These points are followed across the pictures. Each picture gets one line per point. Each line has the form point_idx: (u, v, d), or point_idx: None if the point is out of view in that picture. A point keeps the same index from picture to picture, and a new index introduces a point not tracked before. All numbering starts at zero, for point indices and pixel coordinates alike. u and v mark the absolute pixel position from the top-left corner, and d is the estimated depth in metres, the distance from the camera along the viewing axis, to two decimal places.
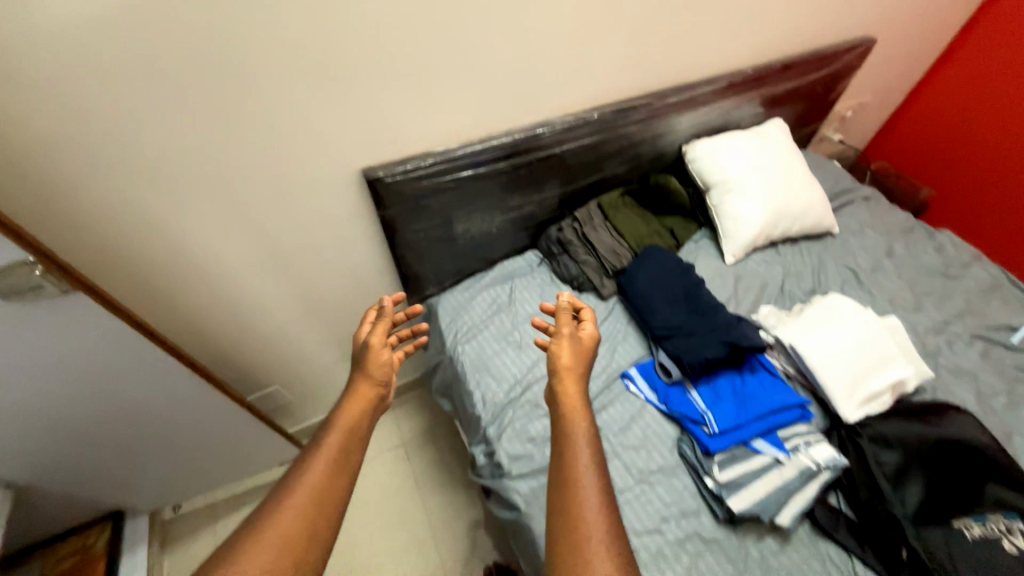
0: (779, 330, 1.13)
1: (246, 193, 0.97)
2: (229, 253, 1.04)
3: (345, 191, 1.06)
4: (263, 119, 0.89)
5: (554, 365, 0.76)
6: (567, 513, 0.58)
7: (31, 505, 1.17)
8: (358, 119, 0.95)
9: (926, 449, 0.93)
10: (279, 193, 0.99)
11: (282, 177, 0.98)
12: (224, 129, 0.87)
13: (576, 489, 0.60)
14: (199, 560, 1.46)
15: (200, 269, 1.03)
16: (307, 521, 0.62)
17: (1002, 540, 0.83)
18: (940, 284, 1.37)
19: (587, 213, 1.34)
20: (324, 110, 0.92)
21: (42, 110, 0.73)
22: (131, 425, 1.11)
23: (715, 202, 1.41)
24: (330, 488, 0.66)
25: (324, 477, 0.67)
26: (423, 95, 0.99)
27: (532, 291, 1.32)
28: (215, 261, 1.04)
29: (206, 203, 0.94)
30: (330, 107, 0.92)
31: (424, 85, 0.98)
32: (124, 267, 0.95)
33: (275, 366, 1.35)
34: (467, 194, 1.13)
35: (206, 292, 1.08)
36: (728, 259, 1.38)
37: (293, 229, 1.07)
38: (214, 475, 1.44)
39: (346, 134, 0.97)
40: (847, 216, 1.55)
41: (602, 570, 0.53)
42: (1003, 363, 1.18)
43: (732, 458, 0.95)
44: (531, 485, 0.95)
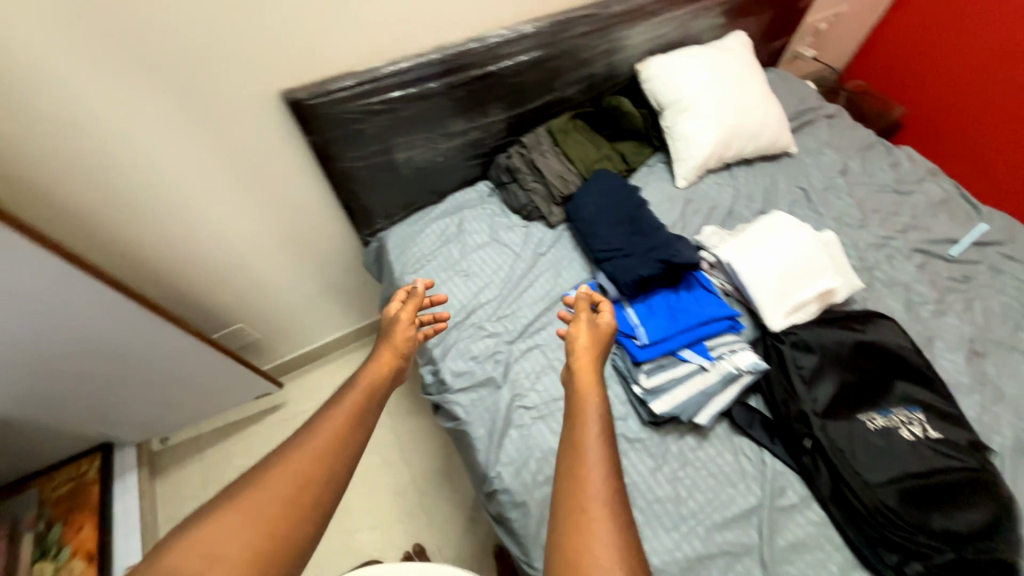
0: (717, 248, 1.16)
1: (166, 118, 0.94)
2: (160, 185, 1.02)
3: (276, 118, 1.04)
4: (167, 33, 0.84)
5: (570, 346, 0.80)
6: (572, 477, 0.59)
7: (18, 435, 1.26)
8: (273, 33, 0.91)
9: (842, 353, 0.99)
10: (201, 118, 0.97)
11: (201, 99, 0.94)
12: (126, 44, 0.83)
13: (583, 454, 0.61)
14: (189, 485, 1.58)
15: (132, 202, 1.02)
16: (324, 453, 0.66)
17: (900, 429, 0.90)
18: (891, 200, 1.37)
19: (535, 138, 1.31)
20: (233, 22, 0.88)
21: None
22: (91, 357, 1.15)
23: (668, 123, 1.38)
24: (344, 439, 0.69)
25: (352, 414, 0.72)
26: (341, 6, 0.94)
27: (482, 222, 1.32)
28: (145, 193, 1.02)
29: (123, 128, 0.91)
30: (239, 19, 0.88)
31: None
32: (48, 198, 0.94)
33: (235, 304, 1.36)
34: (402, 118, 1.11)
35: (144, 226, 1.07)
36: (679, 182, 1.37)
37: (224, 158, 1.05)
38: (193, 409, 1.51)
39: (263, 51, 0.93)
40: (807, 135, 1.52)
41: (600, 532, 0.53)
42: (937, 274, 1.22)
43: (659, 367, 1.00)
44: (470, 397, 1.02)
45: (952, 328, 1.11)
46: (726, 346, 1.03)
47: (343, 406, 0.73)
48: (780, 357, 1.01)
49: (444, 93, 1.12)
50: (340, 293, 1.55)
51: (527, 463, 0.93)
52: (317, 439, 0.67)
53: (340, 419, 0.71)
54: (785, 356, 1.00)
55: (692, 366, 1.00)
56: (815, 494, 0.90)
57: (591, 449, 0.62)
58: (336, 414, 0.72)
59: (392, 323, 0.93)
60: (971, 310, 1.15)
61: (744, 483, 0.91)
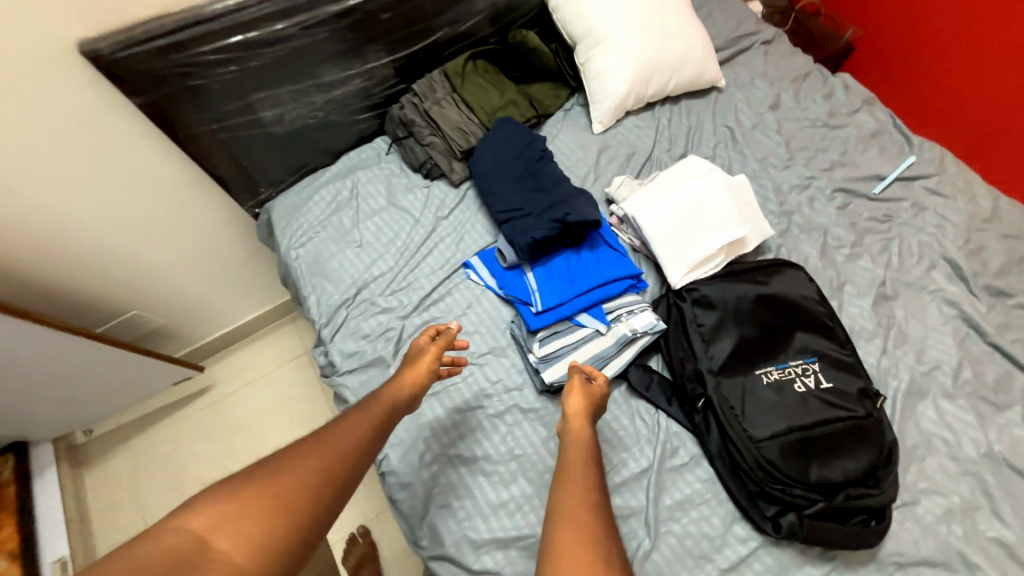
0: (625, 201, 1.07)
1: None
2: None
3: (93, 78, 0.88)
4: None
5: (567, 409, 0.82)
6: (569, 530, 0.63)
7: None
8: None
9: (742, 307, 0.95)
10: None
11: None
12: None
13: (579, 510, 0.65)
14: (119, 474, 1.55)
15: None
16: (326, 472, 0.62)
17: (793, 381, 0.88)
18: (820, 135, 1.27)
19: (427, 84, 1.17)
20: None
21: None
22: None
23: (580, 60, 1.24)
24: (348, 462, 0.64)
25: (362, 438, 0.68)
26: None
27: (378, 183, 1.19)
28: None
29: None
30: None
31: None
32: None
33: (119, 293, 1.25)
34: (253, 70, 0.97)
35: None
36: (595, 127, 1.24)
37: (43, 130, 0.90)
38: (107, 401, 1.45)
39: None
40: (740, 66, 1.39)
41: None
42: (858, 214, 1.16)
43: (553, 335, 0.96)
44: (360, 379, 0.97)
45: (865, 271, 1.07)
46: (625, 308, 0.98)
47: (352, 431, 0.69)
48: (681, 316, 0.97)
49: (302, 37, 0.98)
50: (246, 270, 1.44)
51: (414, 443, 0.90)
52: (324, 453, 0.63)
53: (349, 440, 0.67)
54: (685, 315, 0.96)
55: (588, 332, 0.96)
56: (705, 453, 0.89)
57: (591, 490, 0.69)
58: (345, 434, 0.67)
59: (416, 355, 0.83)
60: (888, 251, 1.10)
61: (636, 447, 0.90)
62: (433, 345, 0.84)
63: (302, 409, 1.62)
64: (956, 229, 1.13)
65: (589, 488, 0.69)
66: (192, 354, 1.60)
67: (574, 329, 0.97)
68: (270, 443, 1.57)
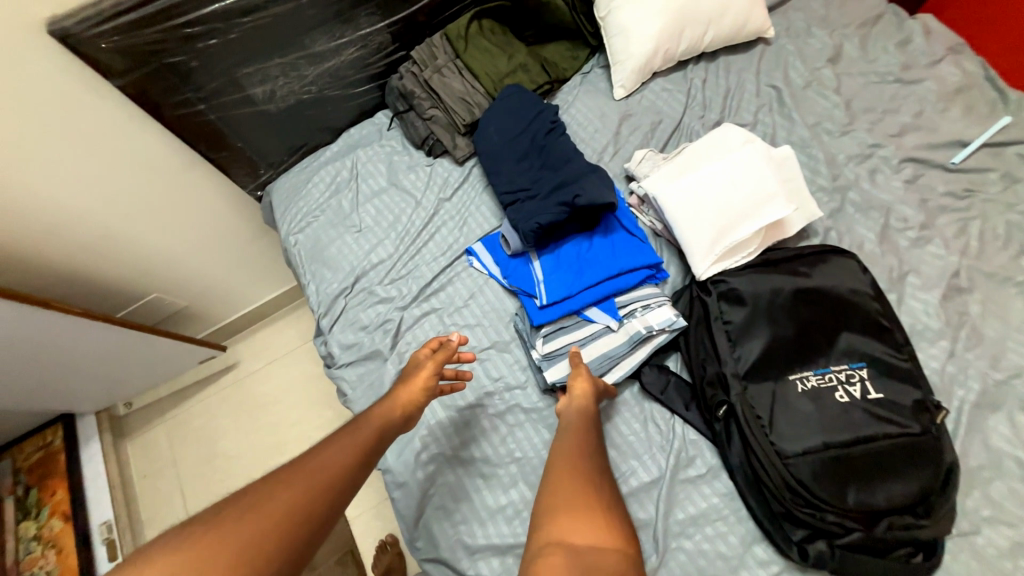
0: (646, 179, 0.95)
1: None
2: None
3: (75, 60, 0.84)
4: None
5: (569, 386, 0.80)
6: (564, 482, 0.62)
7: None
8: None
9: (777, 302, 0.83)
10: None
11: None
12: None
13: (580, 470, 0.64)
14: (158, 444, 1.65)
15: None
16: (303, 503, 0.54)
17: (834, 390, 0.77)
18: (889, 93, 1.07)
19: (428, 51, 1.06)
20: None
21: None
22: None
23: (600, 13, 1.08)
24: (329, 489, 0.57)
25: (347, 464, 0.61)
26: None
27: (379, 162, 1.11)
28: None
29: None
30: None
31: None
32: None
33: (138, 278, 1.27)
34: (235, 42, 0.90)
35: None
36: (616, 92, 1.10)
37: (34, 117, 0.88)
38: (140, 379, 1.52)
39: None
40: (793, 11, 1.18)
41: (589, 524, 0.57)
42: (930, 189, 0.97)
43: (559, 331, 0.88)
44: (358, 372, 0.94)
45: (934, 259, 0.91)
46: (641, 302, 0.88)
47: (343, 451, 0.63)
48: (704, 313, 0.86)
49: (285, 2, 0.89)
50: (258, 252, 1.43)
51: (410, 441, 0.87)
52: (310, 477, 0.57)
53: (337, 464, 0.60)
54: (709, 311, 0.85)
55: (597, 328, 0.87)
56: (725, 464, 0.80)
57: (584, 471, 0.64)
58: (335, 456, 0.61)
59: (412, 370, 0.78)
60: (966, 235, 0.92)
61: (647, 455, 0.82)
62: (433, 356, 0.79)
63: (319, 389, 1.63)
64: None
65: (587, 454, 0.68)
66: (217, 333, 1.65)
67: (582, 324, 0.88)
68: (290, 421, 1.60)
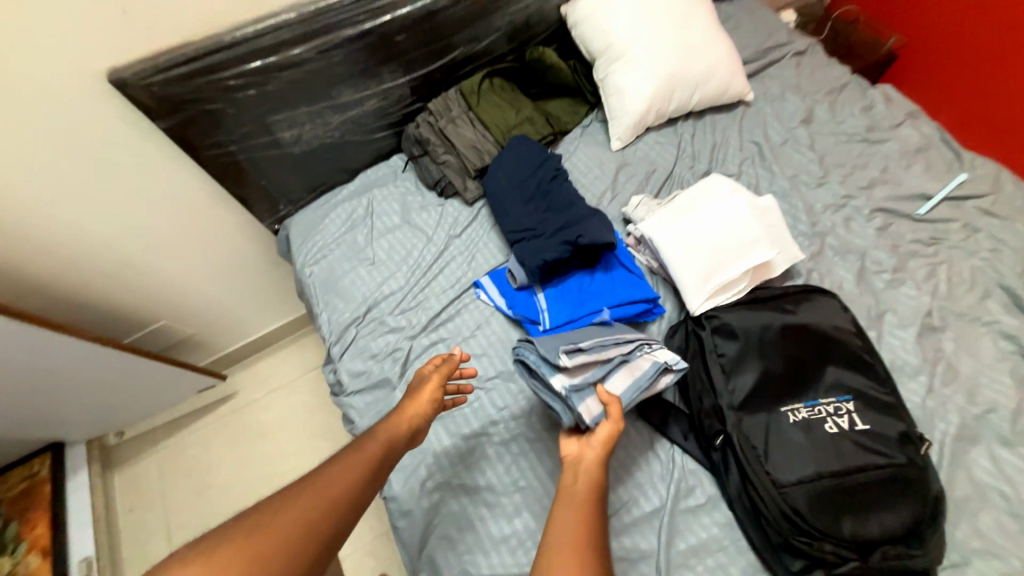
0: (643, 222, 1.03)
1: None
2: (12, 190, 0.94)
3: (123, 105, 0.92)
4: None
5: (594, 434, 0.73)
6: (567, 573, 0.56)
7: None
8: None
9: (767, 337, 0.89)
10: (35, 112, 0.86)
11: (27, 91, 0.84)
12: None
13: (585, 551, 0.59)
14: (145, 477, 1.61)
15: None
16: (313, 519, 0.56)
17: (824, 421, 0.81)
18: (858, 151, 1.19)
19: (443, 103, 1.17)
20: None
21: None
22: None
23: (599, 76, 1.21)
24: (337, 507, 0.59)
25: (355, 481, 0.63)
26: None
27: (393, 201, 1.19)
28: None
29: None
30: None
31: None
32: None
33: (149, 306, 1.31)
34: (271, 92, 0.99)
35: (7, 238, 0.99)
36: (613, 143, 1.21)
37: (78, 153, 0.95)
38: (136, 407, 1.51)
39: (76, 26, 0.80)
40: (769, 79, 1.32)
41: None
42: (900, 236, 1.07)
43: (586, 353, 0.83)
44: (366, 400, 0.97)
45: (908, 300, 0.98)
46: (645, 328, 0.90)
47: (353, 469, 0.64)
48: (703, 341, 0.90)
49: (319, 60, 1.00)
50: (267, 283, 1.48)
51: (416, 469, 0.88)
52: (320, 497, 0.59)
53: (347, 481, 0.62)
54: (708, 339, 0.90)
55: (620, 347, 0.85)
56: (724, 494, 0.82)
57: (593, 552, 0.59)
58: (345, 474, 0.63)
59: (419, 384, 0.81)
60: (935, 278, 1.00)
61: (649, 485, 0.85)
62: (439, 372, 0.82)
63: (316, 421, 1.63)
64: (1015, 253, 1.02)
65: (593, 530, 0.62)
66: (217, 363, 1.65)
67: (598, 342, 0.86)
68: (285, 453, 1.58)
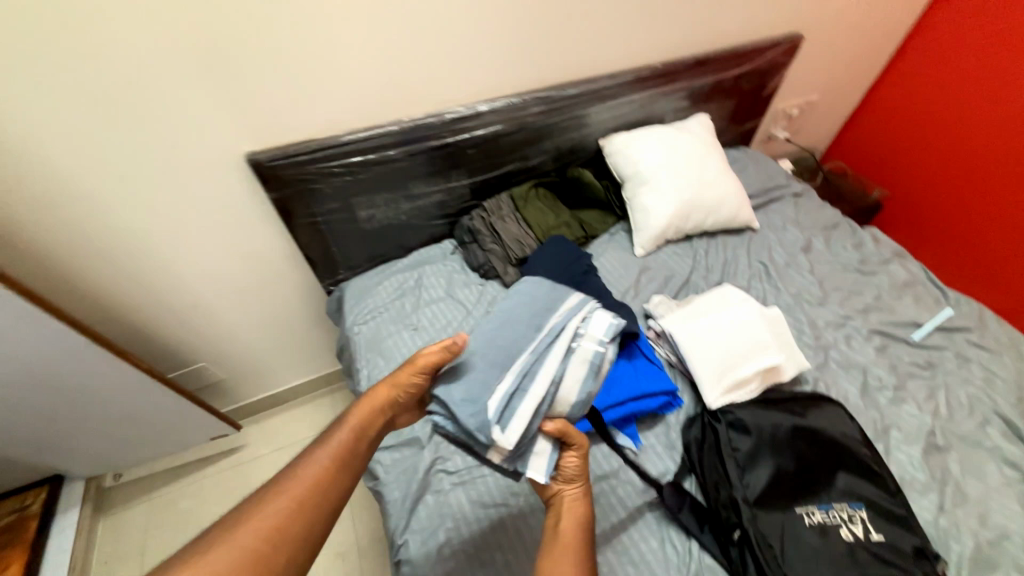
0: (663, 319, 1.15)
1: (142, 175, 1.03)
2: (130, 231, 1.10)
3: (242, 177, 1.12)
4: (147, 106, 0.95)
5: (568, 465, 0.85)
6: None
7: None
8: (240, 106, 1.02)
9: (780, 437, 0.95)
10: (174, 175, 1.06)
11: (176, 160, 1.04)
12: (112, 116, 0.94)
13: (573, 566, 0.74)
14: (132, 525, 1.55)
15: (101, 246, 1.10)
16: (291, 510, 0.68)
17: (839, 528, 0.83)
18: (853, 279, 1.35)
19: (495, 202, 1.38)
20: (205, 97, 0.98)
21: None
22: (45, 390, 1.18)
23: (628, 195, 1.43)
24: (313, 497, 0.71)
25: (326, 473, 0.74)
26: (305, 85, 1.05)
27: (440, 278, 1.35)
28: (116, 239, 1.10)
29: (100, 182, 1.01)
30: (210, 95, 0.98)
31: (303, 74, 1.03)
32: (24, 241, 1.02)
33: (198, 345, 1.41)
34: (361, 181, 1.21)
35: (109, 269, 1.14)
36: (638, 250, 1.39)
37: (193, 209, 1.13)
38: (148, 447, 1.52)
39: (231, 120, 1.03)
40: (772, 212, 1.54)
41: None
42: (898, 358, 1.17)
43: (507, 403, 0.81)
44: (393, 457, 1.01)
45: (911, 418, 1.05)
46: (553, 358, 0.86)
47: (323, 470, 0.74)
48: (597, 364, 0.88)
49: (405, 161, 1.23)
50: (305, 338, 1.58)
51: (435, 531, 0.89)
52: (294, 500, 0.69)
53: (322, 481, 0.73)
54: (603, 360, 0.88)
55: (536, 390, 0.83)
56: None
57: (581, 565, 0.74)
58: (316, 475, 0.73)
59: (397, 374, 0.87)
60: (935, 400, 1.08)
61: None
62: (402, 375, 0.86)
63: None
64: (1006, 385, 1.11)
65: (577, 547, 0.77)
66: (235, 411, 1.69)
67: (513, 389, 0.82)
68: None
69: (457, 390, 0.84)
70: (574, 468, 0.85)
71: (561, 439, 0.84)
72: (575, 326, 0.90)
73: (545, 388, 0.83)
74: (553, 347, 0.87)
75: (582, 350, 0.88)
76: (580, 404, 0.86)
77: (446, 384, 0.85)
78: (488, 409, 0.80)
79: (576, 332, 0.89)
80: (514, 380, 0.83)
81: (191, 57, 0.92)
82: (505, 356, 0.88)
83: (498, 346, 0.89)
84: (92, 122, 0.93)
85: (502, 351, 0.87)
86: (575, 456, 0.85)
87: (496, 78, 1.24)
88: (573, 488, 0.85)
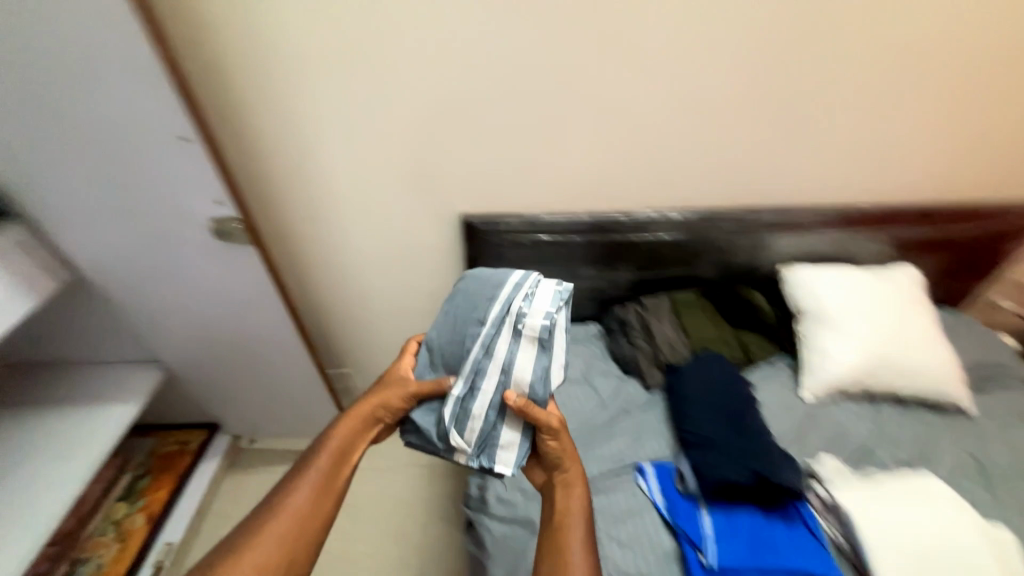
0: (837, 489, 0.97)
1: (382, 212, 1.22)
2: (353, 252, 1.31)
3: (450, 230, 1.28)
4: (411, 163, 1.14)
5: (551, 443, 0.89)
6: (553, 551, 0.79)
7: (172, 393, 1.56)
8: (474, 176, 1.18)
9: None
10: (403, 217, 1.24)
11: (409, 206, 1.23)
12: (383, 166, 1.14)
13: (565, 544, 0.80)
14: (247, 490, 1.73)
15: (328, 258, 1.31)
16: (290, 537, 0.78)
17: None
18: None
19: (656, 303, 1.35)
20: (452, 165, 1.16)
21: (280, 132, 1.06)
22: (244, 359, 1.40)
23: (802, 330, 1.30)
24: (307, 523, 0.80)
25: (313, 506, 0.82)
26: (530, 168, 1.19)
27: (581, 359, 1.35)
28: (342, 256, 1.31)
29: (351, 211, 1.22)
30: (457, 164, 1.16)
31: (532, 161, 1.17)
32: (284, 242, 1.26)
33: (355, 353, 1.60)
34: (542, 255, 1.30)
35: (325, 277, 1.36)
36: (804, 394, 1.24)
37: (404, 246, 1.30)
38: (284, 426, 1.72)
39: (463, 185, 1.20)
40: (992, 398, 1.26)
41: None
42: None
43: (460, 406, 0.89)
44: (504, 531, 0.98)
45: None
46: (489, 352, 0.88)
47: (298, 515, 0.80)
48: (547, 347, 0.88)
49: (586, 246, 1.30)
50: None
51: None
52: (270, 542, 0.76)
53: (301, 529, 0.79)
54: (554, 326, 0.86)
55: (486, 389, 0.87)
56: None
57: (584, 539, 0.80)
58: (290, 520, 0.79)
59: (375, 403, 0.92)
60: None
61: None
62: (367, 402, 0.92)
63: None
64: None
65: (580, 521, 0.83)
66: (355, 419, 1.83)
67: (464, 397, 0.89)
68: None
69: (429, 401, 0.92)
70: (560, 451, 0.90)
71: (535, 426, 0.88)
72: (512, 317, 0.88)
73: (493, 395, 0.88)
74: (482, 339, 0.88)
75: (524, 338, 0.87)
76: (541, 386, 0.87)
77: (413, 403, 0.93)
78: (444, 413, 0.89)
79: (519, 313, 0.87)
80: (466, 384, 0.88)
81: (469, 126, 1.09)
82: (455, 359, 0.92)
83: (450, 350, 0.93)
84: (373, 160, 1.13)
85: (455, 348, 0.92)
86: (555, 440, 0.89)
87: (703, 190, 1.27)
88: (572, 474, 0.89)
